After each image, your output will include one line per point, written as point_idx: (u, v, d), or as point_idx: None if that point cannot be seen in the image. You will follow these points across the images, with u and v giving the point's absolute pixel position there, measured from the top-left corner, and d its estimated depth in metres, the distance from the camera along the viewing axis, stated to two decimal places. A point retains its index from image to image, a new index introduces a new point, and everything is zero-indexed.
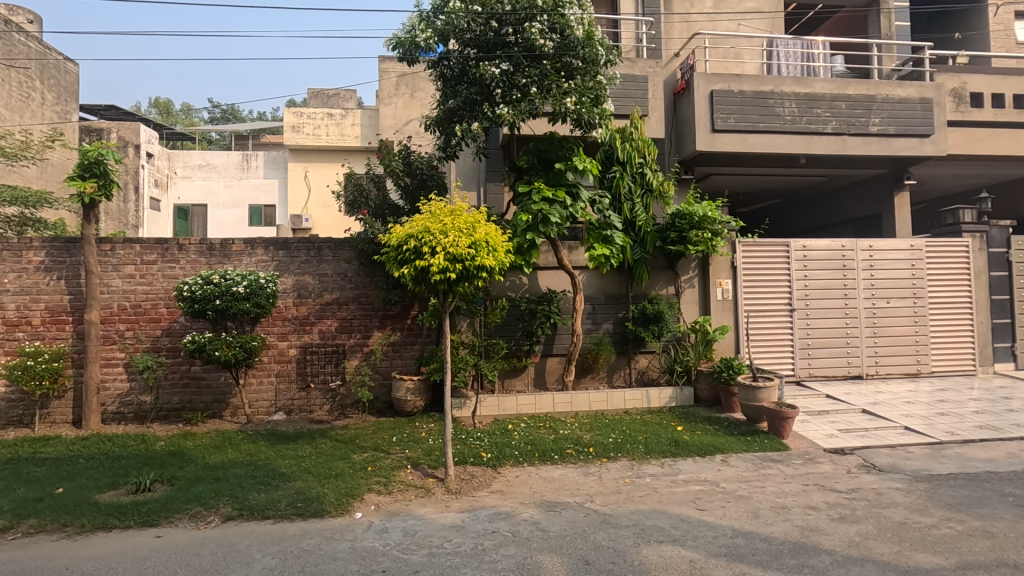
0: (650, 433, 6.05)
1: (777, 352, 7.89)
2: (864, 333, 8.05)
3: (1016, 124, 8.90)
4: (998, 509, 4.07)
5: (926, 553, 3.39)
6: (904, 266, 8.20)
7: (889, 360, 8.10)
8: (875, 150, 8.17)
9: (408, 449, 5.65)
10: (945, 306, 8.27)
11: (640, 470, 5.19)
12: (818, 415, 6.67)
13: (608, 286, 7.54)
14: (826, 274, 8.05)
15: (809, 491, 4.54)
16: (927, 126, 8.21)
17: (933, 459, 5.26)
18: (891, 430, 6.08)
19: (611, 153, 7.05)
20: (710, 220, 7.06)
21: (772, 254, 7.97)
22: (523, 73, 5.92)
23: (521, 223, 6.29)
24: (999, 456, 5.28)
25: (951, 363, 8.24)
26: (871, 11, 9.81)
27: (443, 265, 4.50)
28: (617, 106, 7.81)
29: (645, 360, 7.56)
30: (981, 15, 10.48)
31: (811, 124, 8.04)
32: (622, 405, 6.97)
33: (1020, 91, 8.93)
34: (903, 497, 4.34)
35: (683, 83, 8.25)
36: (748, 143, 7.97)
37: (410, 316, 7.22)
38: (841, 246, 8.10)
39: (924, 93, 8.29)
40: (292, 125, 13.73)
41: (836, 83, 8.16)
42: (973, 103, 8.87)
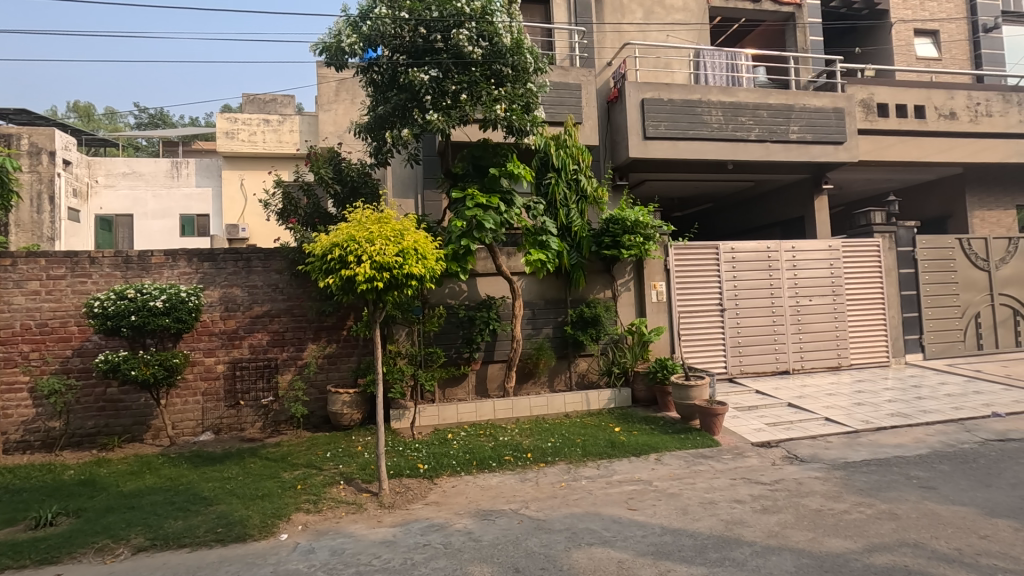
0: (588, 435, 6.13)
1: (710, 351, 8.20)
2: (789, 330, 8.47)
3: (918, 133, 9.62)
4: (904, 491, 4.34)
5: (838, 538, 3.57)
6: (823, 266, 8.69)
7: (812, 355, 8.54)
8: (795, 156, 8.63)
9: (342, 464, 5.49)
10: (860, 303, 8.81)
11: (576, 473, 5.24)
12: (748, 410, 6.94)
13: (547, 290, 7.61)
14: (753, 274, 8.42)
15: (736, 485, 4.70)
16: (840, 133, 8.76)
17: (849, 447, 5.57)
18: (813, 421, 6.41)
19: (546, 160, 7.13)
20: (643, 224, 7.25)
21: (702, 256, 8.27)
22: (452, 80, 5.93)
23: (455, 229, 6.23)
24: (907, 442, 5.65)
25: (868, 355, 8.78)
26: (788, 26, 10.42)
27: (370, 274, 4.41)
28: (551, 113, 7.92)
29: (584, 363, 7.66)
30: (885, 31, 11.31)
31: (736, 131, 8.40)
32: (563, 409, 7.03)
33: (920, 102, 9.66)
34: (821, 485, 4.57)
35: (615, 91, 8.48)
36: (678, 150, 8.25)
37: (346, 327, 7.02)
38: (766, 247, 8.50)
39: (836, 103, 8.83)
40: (225, 131, 13.19)
41: (758, 93, 8.58)
42: (880, 113, 9.53)
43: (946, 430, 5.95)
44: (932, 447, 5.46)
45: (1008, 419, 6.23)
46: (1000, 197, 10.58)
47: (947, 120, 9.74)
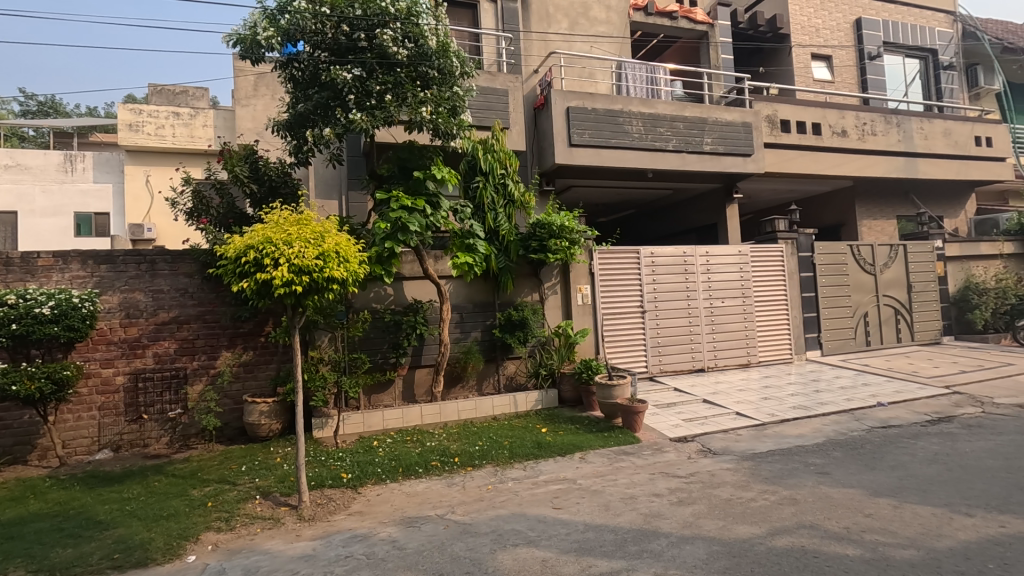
0: (515, 437, 6.19)
1: (632, 351, 8.53)
2: (703, 331, 8.96)
3: (815, 148, 10.50)
4: (802, 478, 4.71)
5: (745, 525, 3.81)
6: (734, 269, 9.27)
7: (725, 354, 9.09)
8: (708, 167, 9.16)
9: (259, 478, 5.21)
10: (766, 304, 9.48)
11: (503, 475, 5.28)
12: (667, 407, 7.28)
13: (474, 294, 7.62)
14: (671, 277, 8.85)
15: (655, 479, 4.92)
16: (748, 146, 9.39)
17: (757, 439, 5.98)
18: (725, 416, 6.82)
19: (473, 164, 7.16)
20: (568, 229, 7.40)
21: (624, 260, 8.59)
22: (376, 79, 5.83)
23: (379, 231, 6.09)
24: (807, 432, 6.14)
25: (773, 353, 9.47)
26: (702, 44, 11.08)
27: (288, 277, 4.24)
28: (479, 117, 7.96)
29: (512, 366, 7.73)
30: (786, 54, 12.28)
31: (655, 141, 8.80)
32: (491, 412, 7.06)
33: (817, 120, 10.55)
34: (731, 476, 4.87)
35: (542, 98, 8.67)
36: (601, 157, 8.53)
37: (264, 333, 6.69)
38: (683, 251, 8.96)
39: (745, 118, 9.47)
40: (127, 123, 12.11)
41: (675, 106, 9.04)
42: (783, 128, 10.31)
43: (840, 420, 6.52)
44: (828, 435, 5.96)
45: (891, 407, 6.92)
46: (883, 208, 11.76)
47: (840, 137, 10.69)
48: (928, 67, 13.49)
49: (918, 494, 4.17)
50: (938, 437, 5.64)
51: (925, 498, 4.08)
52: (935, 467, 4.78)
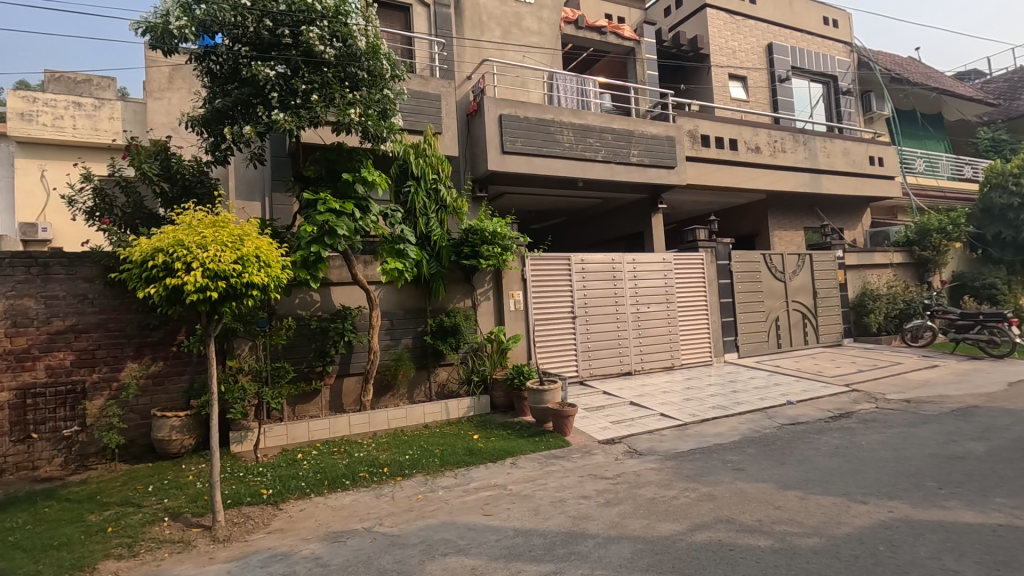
0: (446, 444, 6.13)
1: (563, 356, 8.68)
2: (631, 335, 9.28)
3: (732, 163, 11.18)
4: (720, 474, 4.97)
5: (668, 522, 3.97)
6: (659, 276, 9.67)
7: (650, 357, 9.45)
8: (635, 177, 9.52)
9: (168, 498, 4.84)
10: (689, 310, 9.95)
11: (433, 483, 5.21)
12: (596, 410, 7.46)
13: (406, 300, 7.49)
14: (600, 284, 9.10)
15: (583, 482, 5.02)
16: (672, 159, 9.85)
17: (679, 438, 6.25)
18: (650, 417, 7.09)
19: (405, 168, 7.06)
20: (501, 236, 7.42)
21: (556, 266, 8.74)
22: (302, 78, 5.63)
23: (305, 234, 5.85)
24: (724, 430, 6.49)
25: (695, 355, 9.94)
26: (629, 59, 11.54)
27: (201, 283, 3.98)
28: (411, 121, 7.88)
29: (444, 373, 7.65)
30: (706, 73, 13.02)
31: (585, 151, 9.05)
32: (423, 419, 6.95)
33: (734, 136, 11.23)
34: (655, 475, 5.06)
35: (475, 104, 8.70)
36: (533, 165, 8.66)
37: (176, 342, 6.25)
38: (611, 259, 9.24)
39: (669, 132, 9.93)
40: (19, 112, 11.01)
41: (604, 118, 9.33)
42: (704, 143, 10.90)
43: (754, 418, 6.95)
44: (743, 433, 6.33)
45: (799, 405, 7.44)
46: (792, 220, 12.70)
47: (754, 153, 11.44)
48: (830, 92, 14.71)
49: (821, 485, 4.51)
50: (838, 431, 6.12)
51: (827, 489, 4.42)
52: (836, 459, 5.19)
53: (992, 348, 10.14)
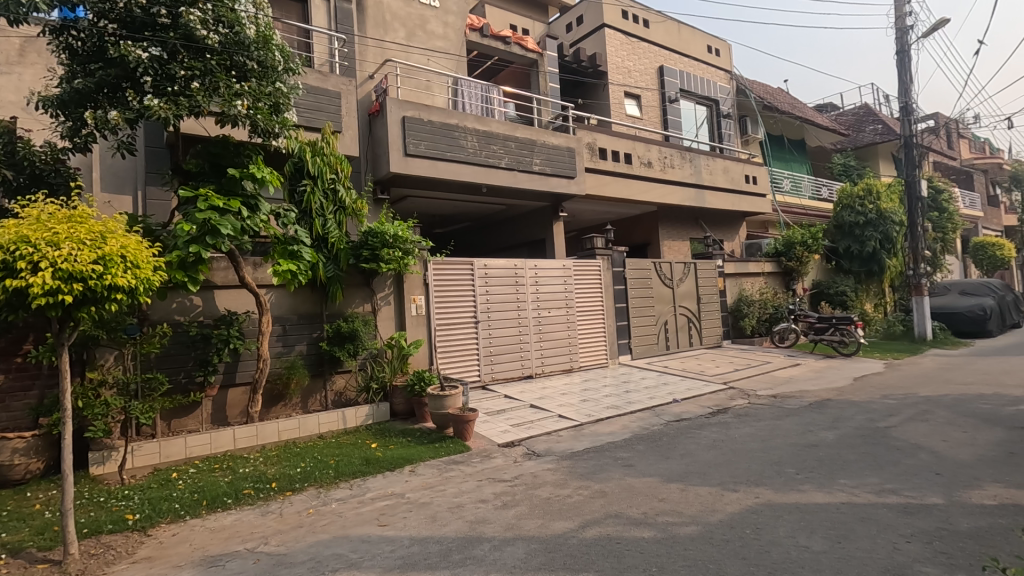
0: (342, 455, 5.89)
1: (465, 361, 8.69)
2: (532, 339, 9.50)
3: (627, 175, 11.84)
4: (611, 471, 5.22)
5: (561, 520, 4.10)
6: (559, 282, 9.99)
7: (550, 360, 9.73)
8: (537, 185, 9.77)
9: (7, 532, 4.21)
10: (586, 314, 10.38)
11: (326, 497, 4.99)
12: (497, 413, 7.54)
13: (300, 305, 7.12)
14: (502, 289, 9.22)
15: (482, 486, 5.05)
16: (572, 169, 10.24)
17: (575, 438, 6.48)
18: (549, 418, 7.29)
19: (300, 166, 6.73)
20: (402, 239, 7.29)
21: (459, 271, 8.75)
22: (180, 63, 5.18)
23: (182, 233, 5.35)
24: (617, 429, 6.83)
25: (592, 358, 10.38)
26: (532, 71, 11.90)
27: (51, 285, 3.52)
28: (308, 118, 7.52)
29: (341, 380, 7.35)
30: (603, 89, 13.72)
31: (489, 158, 9.15)
32: (316, 430, 6.63)
33: (629, 150, 11.90)
34: (550, 475, 5.21)
35: (377, 104, 8.50)
36: (437, 169, 8.61)
37: (22, 353, 5.48)
38: (513, 264, 9.40)
39: (569, 144, 10.32)
40: None
41: (508, 126, 9.50)
42: (602, 156, 11.45)
43: (643, 416, 7.38)
44: (633, 431, 6.71)
45: (683, 403, 8.03)
46: (680, 231, 13.68)
47: (646, 167, 12.18)
48: (713, 115, 16.06)
49: (699, 476, 4.88)
50: (716, 426, 6.68)
51: (704, 480, 4.79)
52: (713, 452, 5.65)
53: (843, 347, 11.58)
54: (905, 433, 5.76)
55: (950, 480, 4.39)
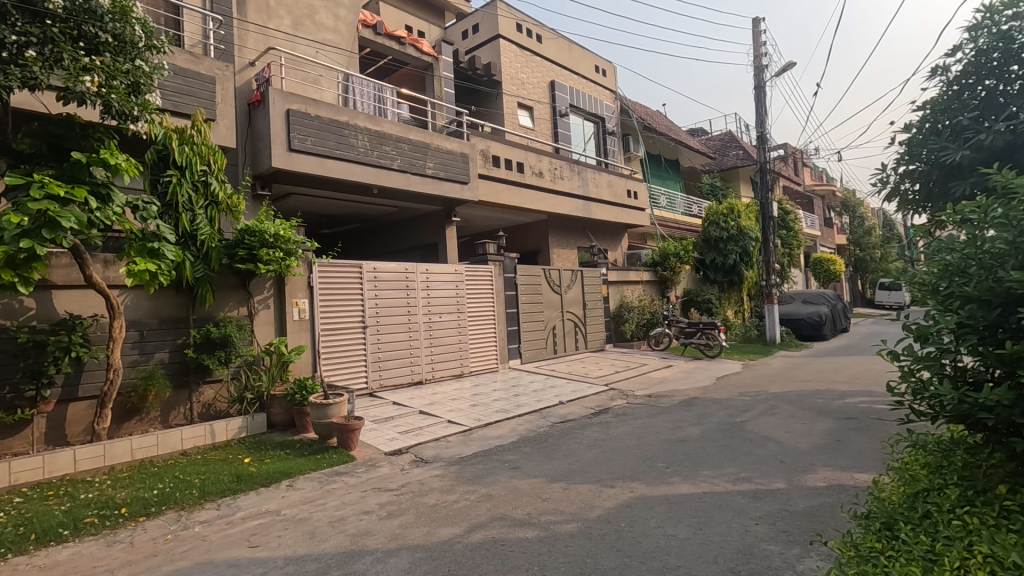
0: (209, 472, 5.39)
1: (352, 368, 8.36)
2: (422, 344, 9.38)
3: (520, 184, 12.13)
4: (498, 474, 5.29)
5: (447, 526, 4.07)
6: (451, 287, 9.97)
7: (441, 366, 9.67)
8: (430, 189, 9.69)
9: None
10: (477, 319, 10.45)
11: (188, 519, 4.52)
12: (385, 421, 7.33)
13: (161, 308, 6.41)
14: (392, 293, 9.01)
15: (366, 496, 4.88)
16: (465, 175, 10.28)
17: (464, 443, 6.49)
18: (438, 424, 7.24)
19: (165, 155, 6.09)
20: (283, 239, 6.86)
21: (346, 274, 8.41)
22: (11, 27, 4.47)
23: (10, 224, 4.58)
24: (505, 432, 6.95)
25: (482, 363, 10.48)
26: (427, 75, 11.84)
27: None
28: (176, 103, 6.84)
29: (210, 391, 6.72)
30: (497, 99, 13.98)
31: (381, 158, 8.91)
32: (179, 446, 6.01)
33: (522, 160, 12.21)
34: (438, 482, 5.16)
35: (258, 94, 7.94)
36: (325, 167, 8.22)
37: None
38: (404, 268, 9.23)
39: (463, 149, 10.36)
40: None
41: (400, 127, 9.32)
42: (495, 163, 11.63)
43: (531, 419, 7.58)
44: (521, 433, 6.86)
45: (568, 405, 8.36)
46: (568, 240, 14.29)
47: (537, 177, 12.56)
48: (599, 131, 16.99)
49: (580, 475, 5.11)
50: (597, 426, 7.04)
51: (585, 478, 5.02)
52: (594, 450, 5.94)
53: (708, 350, 12.77)
54: (758, 426, 6.47)
55: (792, 466, 4.99)
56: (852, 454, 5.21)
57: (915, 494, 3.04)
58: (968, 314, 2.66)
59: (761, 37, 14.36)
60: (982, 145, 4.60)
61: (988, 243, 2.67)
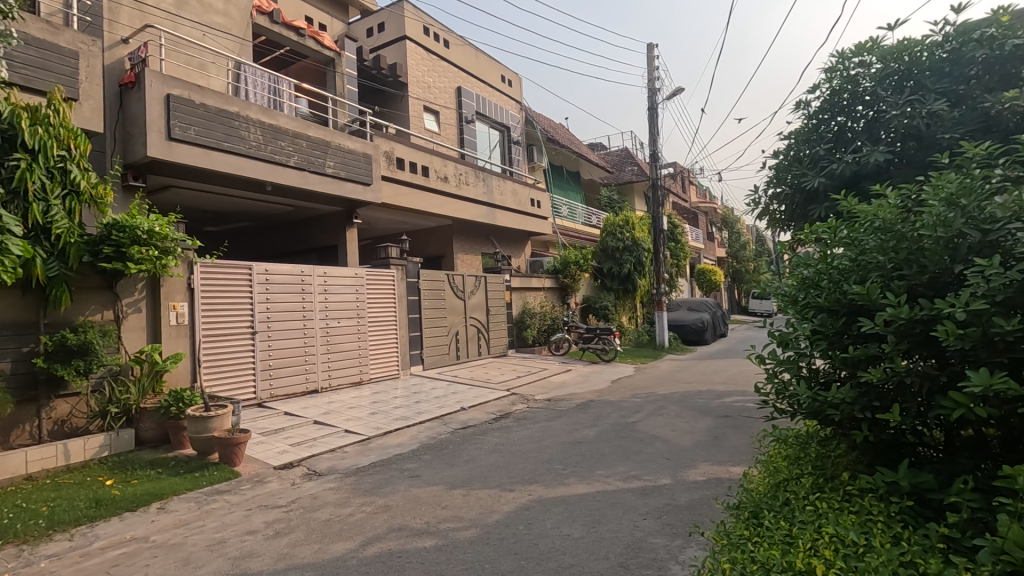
0: (61, 498, 4.74)
1: (238, 377, 7.78)
2: (318, 351, 8.94)
3: (425, 188, 11.99)
4: (396, 484, 5.16)
5: (340, 542, 3.90)
6: (350, 291, 9.61)
7: (338, 373, 9.27)
8: (329, 189, 9.28)
9: None
10: (378, 324, 10.16)
11: (30, 555, 3.94)
12: (274, 432, 6.88)
13: (2, 311, 5.55)
14: (286, 296, 8.51)
15: (250, 515, 4.54)
16: (368, 176, 9.98)
17: (361, 453, 6.26)
18: (334, 434, 6.92)
19: (10, 135, 5.29)
20: (159, 236, 6.25)
21: (233, 275, 7.83)
22: None
23: None
24: (404, 440, 6.79)
25: (383, 369, 10.21)
26: (329, 71, 11.37)
27: None
28: (27, 77, 5.99)
29: (64, 406, 5.89)
30: (403, 101, 13.76)
31: (275, 154, 8.40)
32: (23, 470, 5.23)
33: (427, 164, 12.07)
34: (331, 495, 4.93)
35: (131, 75, 7.16)
36: (210, 160, 7.60)
37: None
38: (299, 270, 8.76)
39: (366, 149, 10.05)
40: None
41: (298, 122, 8.85)
42: (399, 165, 11.41)
43: (432, 426, 7.49)
44: (421, 441, 6.75)
45: (469, 410, 8.37)
46: (473, 245, 14.34)
47: (442, 182, 12.49)
48: (505, 140, 17.26)
49: (480, 480, 5.12)
50: (498, 431, 7.11)
51: (485, 483, 5.04)
52: (494, 455, 5.99)
53: (604, 354, 13.40)
54: (647, 426, 6.88)
55: (675, 463, 5.36)
56: (727, 449, 5.71)
57: (777, 484, 3.39)
58: (820, 322, 3.02)
59: (654, 62, 15.39)
60: (834, 173, 5.22)
61: (836, 260, 3.06)
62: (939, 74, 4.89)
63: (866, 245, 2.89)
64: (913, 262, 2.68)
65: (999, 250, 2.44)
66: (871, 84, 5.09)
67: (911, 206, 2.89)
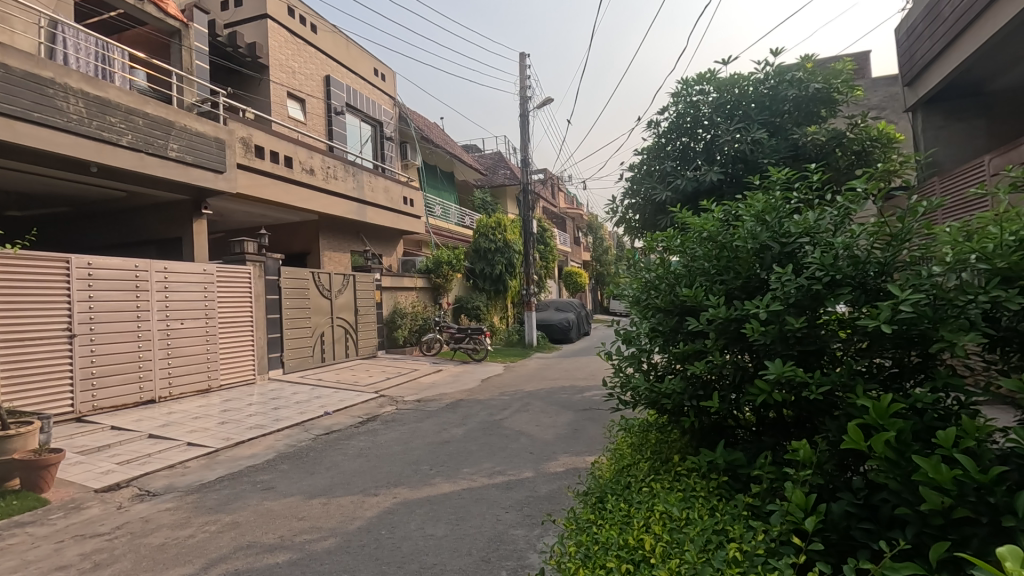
0: None
1: (51, 388, 6.65)
2: (155, 356, 7.96)
3: (287, 180, 11.22)
4: (246, 498, 4.77)
5: (176, 568, 3.51)
6: (197, 289, 8.69)
7: (181, 380, 8.34)
8: (173, 175, 8.30)
9: None
10: (230, 326, 9.31)
11: None
12: (97, 451, 5.98)
13: None
14: (115, 294, 7.46)
15: (62, 548, 3.90)
16: (220, 163, 9.10)
17: (206, 468, 5.68)
18: (173, 449, 6.20)
19: None
20: None
21: (45, 269, 6.70)
22: None
23: None
24: (258, 450, 6.30)
25: (235, 375, 9.38)
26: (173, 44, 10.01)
27: None
28: None
29: None
30: (265, 85, 12.80)
31: (102, 131, 7.33)
32: None
33: (291, 154, 11.29)
34: (168, 517, 4.41)
35: None
36: (14, 131, 6.41)
37: None
38: (133, 265, 7.74)
39: (218, 134, 9.14)
40: None
41: (133, 97, 7.81)
42: (258, 154, 10.54)
43: (291, 433, 7.03)
44: (278, 450, 6.30)
45: (333, 415, 8.00)
46: (341, 242, 13.72)
47: (308, 174, 11.77)
48: (376, 135, 16.73)
49: (342, 487, 4.92)
50: (363, 434, 6.88)
51: (347, 490, 4.85)
52: (358, 460, 5.79)
53: (476, 353, 13.62)
54: (513, 422, 7.11)
55: (538, 456, 5.62)
56: (584, 441, 6.11)
57: (621, 470, 3.70)
58: (657, 321, 3.36)
59: (525, 71, 15.92)
60: (678, 188, 5.81)
61: (672, 266, 3.42)
62: (762, 107, 5.65)
63: (696, 253, 3.27)
64: (730, 268, 3.08)
65: (793, 260, 2.90)
66: (709, 110, 5.76)
67: (731, 220, 3.32)
